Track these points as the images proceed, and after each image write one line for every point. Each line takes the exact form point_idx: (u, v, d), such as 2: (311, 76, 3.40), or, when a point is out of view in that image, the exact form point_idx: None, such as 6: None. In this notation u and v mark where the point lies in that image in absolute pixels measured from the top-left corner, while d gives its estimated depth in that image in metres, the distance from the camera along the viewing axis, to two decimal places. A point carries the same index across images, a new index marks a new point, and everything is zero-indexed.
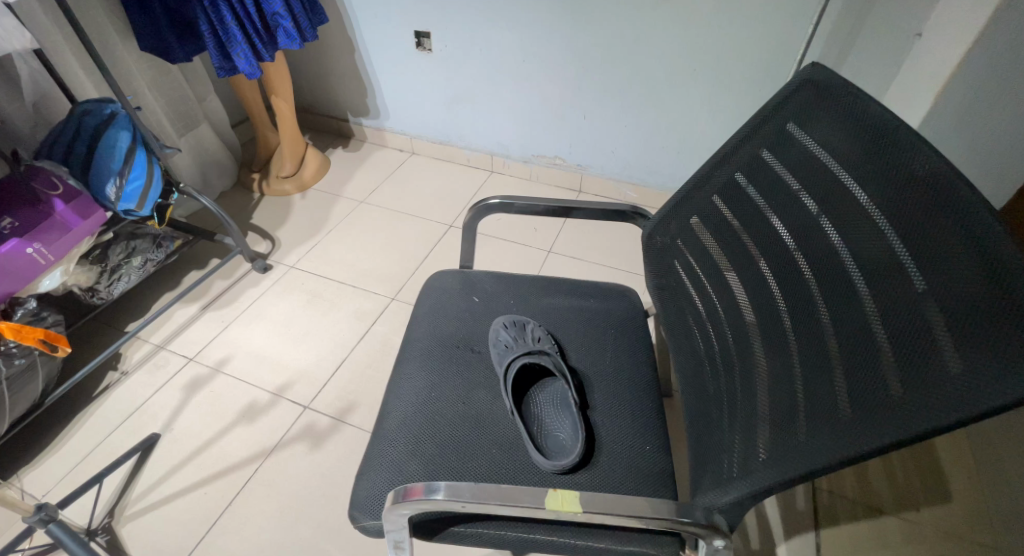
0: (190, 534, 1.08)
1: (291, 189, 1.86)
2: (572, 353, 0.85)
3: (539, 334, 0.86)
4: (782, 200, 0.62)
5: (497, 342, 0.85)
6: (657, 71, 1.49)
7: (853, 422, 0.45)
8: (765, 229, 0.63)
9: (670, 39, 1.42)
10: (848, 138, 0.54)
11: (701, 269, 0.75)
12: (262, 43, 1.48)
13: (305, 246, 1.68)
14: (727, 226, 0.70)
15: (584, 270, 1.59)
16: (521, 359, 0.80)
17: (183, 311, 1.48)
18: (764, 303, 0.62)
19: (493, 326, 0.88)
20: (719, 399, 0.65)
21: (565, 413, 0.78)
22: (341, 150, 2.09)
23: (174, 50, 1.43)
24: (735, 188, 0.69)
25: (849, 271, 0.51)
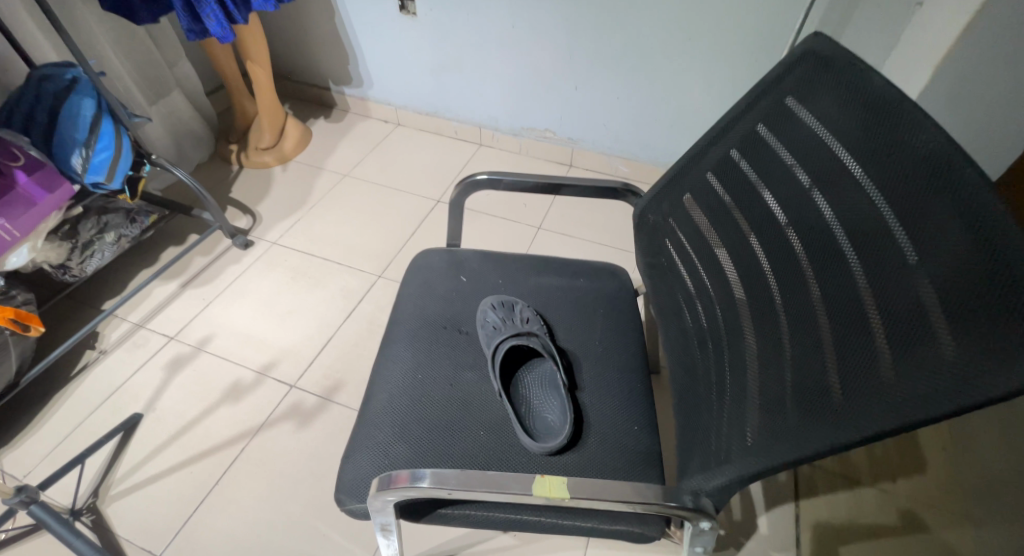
0: (176, 513, 1.08)
1: (272, 161, 1.80)
2: (561, 333, 0.84)
3: (528, 315, 0.84)
4: (777, 177, 0.60)
5: (485, 323, 0.84)
6: (649, 39, 1.45)
7: (846, 408, 0.44)
8: (757, 209, 0.62)
9: (664, 7, 1.37)
10: (848, 112, 0.52)
11: (693, 248, 0.73)
12: (235, 6, 1.39)
13: (288, 221, 1.64)
14: (719, 203, 0.69)
15: (573, 247, 1.58)
16: (510, 341, 0.78)
17: (162, 288, 1.44)
18: (754, 284, 0.61)
19: (481, 307, 0.86)
20: (709, 381, 0.64)
21: (554, 395, 0.77)
22: (323, 121, 2.02)
23: (139, 11, 1.34)
24: (730, 166, 0.67)
25: (843, 251, 0.49)
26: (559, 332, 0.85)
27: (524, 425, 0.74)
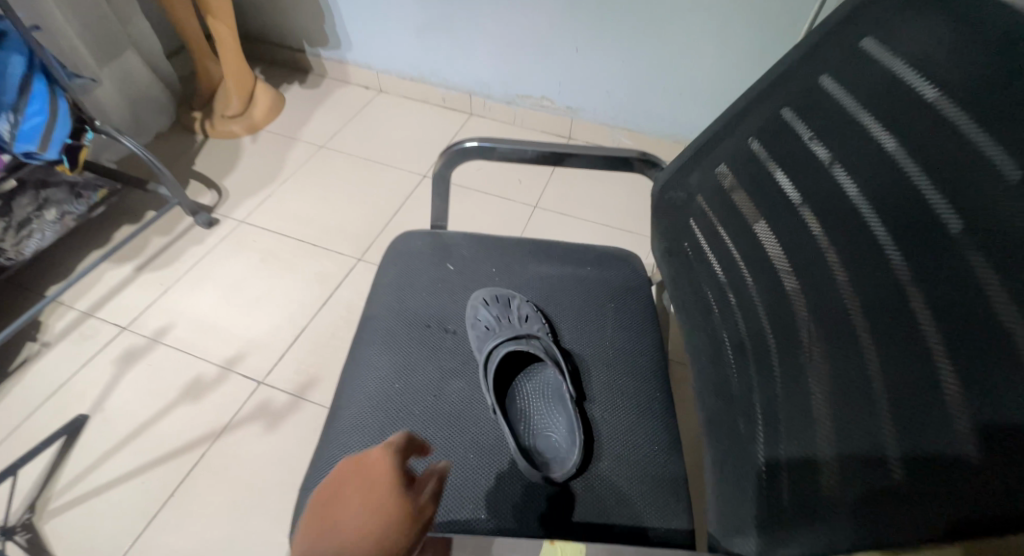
0: (125, 530, 0.95)
1: (239, 130, 1.64)
2: (567, 333, 0.71)
3: (526, 312, 0.71)
4: (844, 137, 0.42)
5: (476, 323, 0.71)
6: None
7: (981, 507, 0.28)
8: (819, 180, 0.44)
9: None
10: (963, 35, 0.32)
11: (730, 232, 0.57)
12: None
13: (258, 197, 1.48)
14: (763, 175, 0.51)
15: (573, 227, 1.44)
16: (505, 346, 0.65)
17: (114, 272, 1.29)
18: (813, 284, 0.43)
19: (471, 302, 0.73)
20: (757, 415, 0.48)
21: (559, 409, 0.65)
22: (298, 86, 1.84)
23: None
24: (783, 127, 0.49)
25: (959, 250, 0.31)
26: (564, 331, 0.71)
27: (524, 448, 0.61)
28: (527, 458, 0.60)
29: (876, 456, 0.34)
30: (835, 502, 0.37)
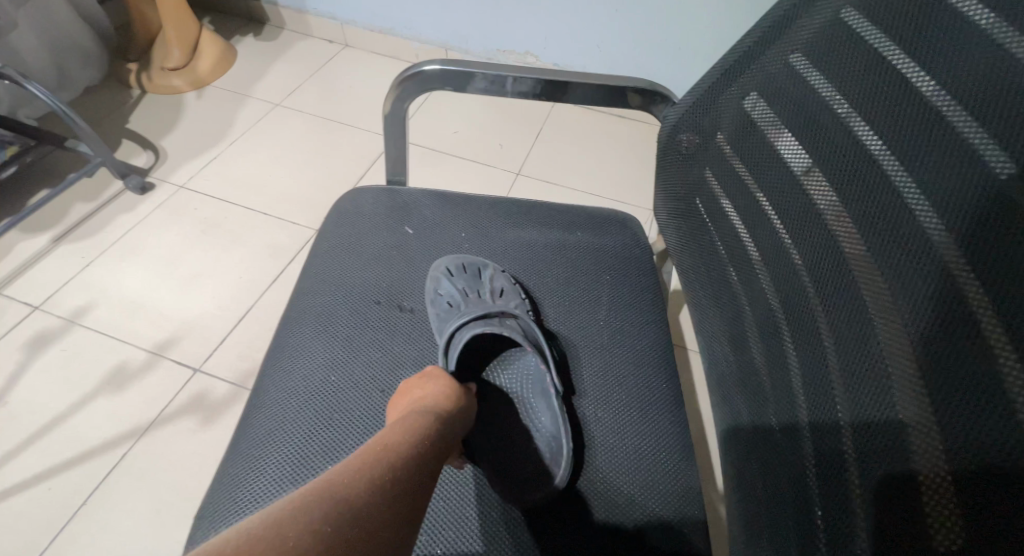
0: (25, 546, 0.80)
1: (182, 84, 1.46)
2: (552, 310, 0.57)
3: (502, 283, 0.57)
4: (947, 45, 0.30)
5: (437, 299, 0.57)
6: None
7: None
8: (895, 97, 0.33)
9: None
10: None
11: (759, 181, 0.45)
12: None
13: (202, 159, 1.31)
14: (808, 103, 0.39)
15: (556, 194, 1.30)
16: (467, 330, 0.52)
17: (28, 244, 1.11)
18: (887, 233, 0.33)
19: (432, 273, 0.59)
20: (810, 398, 0.38)
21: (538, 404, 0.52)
22: (252, 38, 1.65)
23: None
24: (840, 35, 0.37)
25: None
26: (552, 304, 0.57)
27: (493, 462, 0.48)
28: (497, 474, 0.47)
29: (989, 457, 0.25)
30: (929, 518, 0.27)
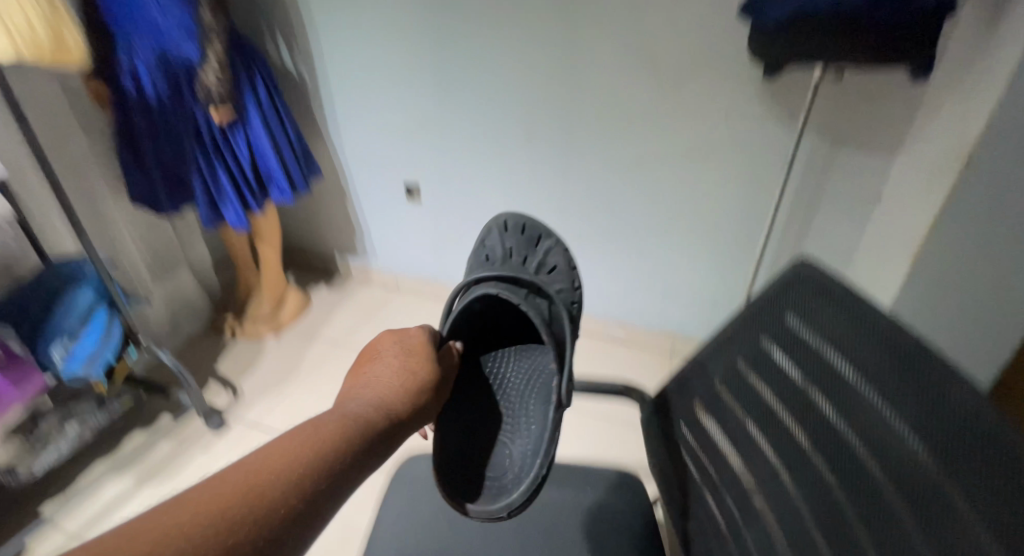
0: None
1: (267, 331, 1.80)
2: (581, 301, 0.69)
3: (548, 255, 0.71)
4: (811, 427, 0.40)
5: (484, 257, 0.75)
6: (625, 206, 1.41)
7: None
8: (846, 401, 0.37)
9: (645, 197, 1.38)
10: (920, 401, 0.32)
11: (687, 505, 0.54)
12: (252, 194, 1.39)
13: (269, 401, 1.56)
14: (713, 445, 0.51)
15: (557, 452, 1.38)
16: (483, 286, 0.63)
17: (114, 486, 1.33)
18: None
19: (493, 226, 0.77)
20: None
21: (519, 410, 0.64)
22: (325, 288, 2.04)
23: (162, 203, 1.31)
24: (791, 338, 0.43)
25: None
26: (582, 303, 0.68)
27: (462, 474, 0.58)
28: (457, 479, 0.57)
29: None
30: None
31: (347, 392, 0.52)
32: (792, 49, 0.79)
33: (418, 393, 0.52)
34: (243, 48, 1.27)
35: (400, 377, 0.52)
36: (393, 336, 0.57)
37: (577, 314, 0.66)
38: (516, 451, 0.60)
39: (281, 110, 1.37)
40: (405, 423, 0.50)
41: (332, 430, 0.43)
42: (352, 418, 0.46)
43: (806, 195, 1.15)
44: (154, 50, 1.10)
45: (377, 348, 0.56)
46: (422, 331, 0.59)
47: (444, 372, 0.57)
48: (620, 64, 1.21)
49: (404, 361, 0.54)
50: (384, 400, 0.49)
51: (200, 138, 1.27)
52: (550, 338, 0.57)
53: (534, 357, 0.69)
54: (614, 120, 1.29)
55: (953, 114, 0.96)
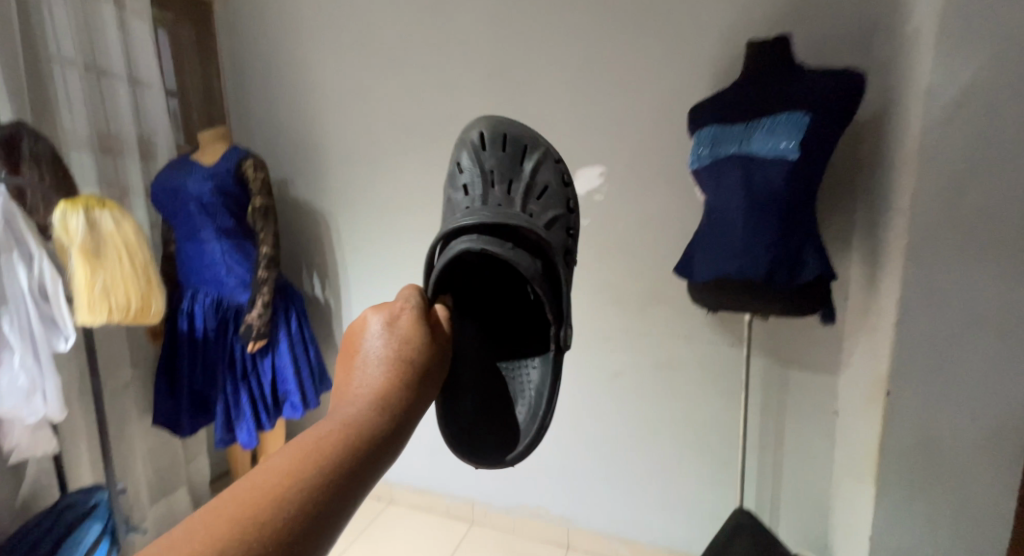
0: None
1: None
2: (567, 187, 0.77)
3: (538, 171, 0.76)
4: None
5: (462, 186, 0.76)
6: (614, 442, 1.29)
7: None
8: None
9: (626, 405, 1.25)
10: None
11: None
12: (267, 415, 1.37)
13: None
14: None
15: None
16: (463, 242, 0.62)
17: None
18: None
19: (467, 138, 0.79)
20: None
21: (515, 358, 0.72)
22: None
23: (183, 426, 1.37)
24: None
25: None
26: (576, 220, 0.76)
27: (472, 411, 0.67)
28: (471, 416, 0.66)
29: None
30: None
31: (344, 384, 0.50)
32: (721, 301, 0.92)
33: (419, 373, 0.52)
34: (286, 289, 1.38)
35: (394, 360, 0.51)
36: (376, 319, 0.54)
37: (571, 246, 0.73)
38: (518, 409, 0.68)
39: (308, 339, 1.41)
40: (415, 400, 0.50)
41: (345, 433, 0.43)
42: (366, 412, 0.45)
43: (768, 410, 1.15)
44: (211, 296, 1.30)
45: (362, 333, 0.53)
46: (409, 309, 0.56)
47: (437, 343, 0.56)
48: (592, 293, 1.22)
49: (393, 344, 0.52)
50: (389, 387, 0.48)
51: (232, 368, 1.33)
52: (544, 291, 0.62)
53: (515, 318, 0.75)
54: (589, 350, 1.26)
55: (867, 350, 0.93)
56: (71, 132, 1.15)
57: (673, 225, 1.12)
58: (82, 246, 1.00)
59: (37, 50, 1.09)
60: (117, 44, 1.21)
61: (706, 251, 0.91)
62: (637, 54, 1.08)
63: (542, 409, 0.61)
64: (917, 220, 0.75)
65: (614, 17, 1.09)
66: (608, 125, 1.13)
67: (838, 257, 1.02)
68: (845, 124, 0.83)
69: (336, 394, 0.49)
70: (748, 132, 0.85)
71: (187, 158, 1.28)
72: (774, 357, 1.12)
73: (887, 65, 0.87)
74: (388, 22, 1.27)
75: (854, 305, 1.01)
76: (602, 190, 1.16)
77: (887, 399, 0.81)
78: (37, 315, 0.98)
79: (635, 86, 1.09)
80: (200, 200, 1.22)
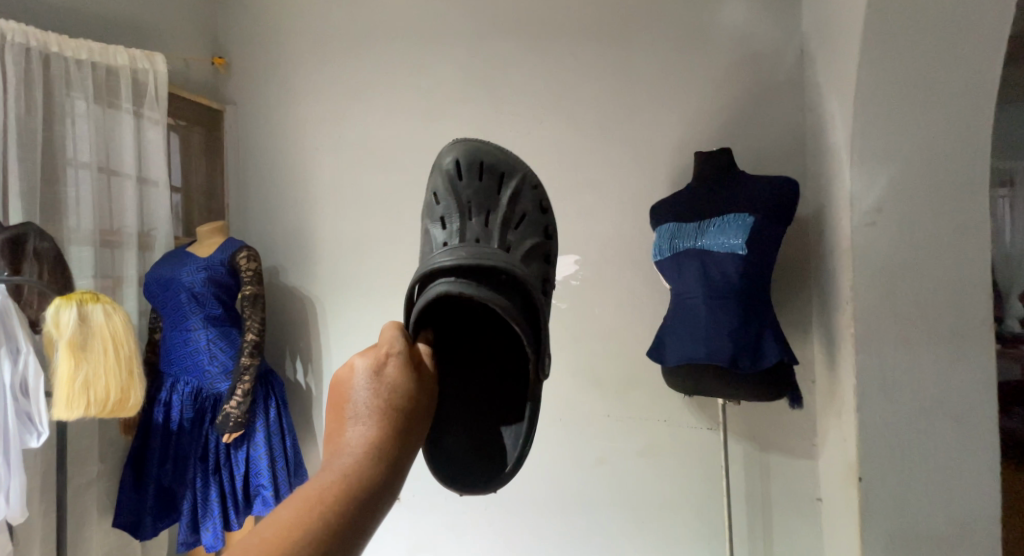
0: None
1: None
2: (544, 212, 0.80)
3: (516, 200, 0.78)
4: None
5: (439, 218, 0.76)
6: (604, 535, 1.23)
7: None
8: None
9: (608, 496, 1.22)
10: None
11: None
12: (236, 512, 1.30)
13: None
14: None
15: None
16: (441, 284, 0.62)
17: None
18: None
19: (439, 169, 0.80)
20: None
21: (491, 385, 0.73)
22: None
23: (145, 527, 1.29)
24: None
25: None
26: (553, 247, 0.79)
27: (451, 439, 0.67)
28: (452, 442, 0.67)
29: None
30: None
31: (338, 431, 0.55)
32: (696, 388, 0.95)
33: (408, 419, 0.57)
34: (267, 376, 1.37)
35: (383, 409, 0.55)
36: (363, 366, 0.57)
37: (548, 273, 0.76)
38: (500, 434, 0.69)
39: (285, 427, 1.38)
40: (405, 446, 0.55)
41: (343, 485, 0.49)
42: (362, 465, 0.51)
43: (753, 499, 1.14)
44: (191, 386, 1.29)
45: (350, 379, 0.56)
46: (394, 353, 0.59)
47: (423, 383, 0.60)
48: (573, 379, 1.24)
49: (381, 393, 0.56)
50: (381, 438, 0.53)
51: (205, 460, 1.29)
52: (524, 328, 0.62)
53: (494, 348, 0.75)
54: (573, 434, 1.25)
55: (835, 431, 0.99)
56: (75, 230, 1.22)
57: (645, 311, 1.19)
58: (71, 340, 1.00)
59: (55, 156, 1.20)
60: (131, 148, 1.32)
61: (677, 336, 0.96)
62: (604, 160, 1.21)
63: (526, 433, 0.63)
64: (860, 307, 0.87)
65: (582, 129, 1.22)
66: (581, 221, 1.23)
67: (799, 342, 1.09)
68: (787, 222, 0.93)
69: (331, 441, 0.54)
70: (701, 230, 0.96)
71: (182, 251, 1.34)
72: (754, 439, 1.13)
73: (817, 179, 1.03)
74: (383, 129, 1.41)
75: (820, 388, 1.06)
76: (578, 277, 1.23)
77: (860, 483, 0.87)
78: (14, 411, 0.99)
79: (603, 187, 1.21)
80: (191, 290, 1.27)
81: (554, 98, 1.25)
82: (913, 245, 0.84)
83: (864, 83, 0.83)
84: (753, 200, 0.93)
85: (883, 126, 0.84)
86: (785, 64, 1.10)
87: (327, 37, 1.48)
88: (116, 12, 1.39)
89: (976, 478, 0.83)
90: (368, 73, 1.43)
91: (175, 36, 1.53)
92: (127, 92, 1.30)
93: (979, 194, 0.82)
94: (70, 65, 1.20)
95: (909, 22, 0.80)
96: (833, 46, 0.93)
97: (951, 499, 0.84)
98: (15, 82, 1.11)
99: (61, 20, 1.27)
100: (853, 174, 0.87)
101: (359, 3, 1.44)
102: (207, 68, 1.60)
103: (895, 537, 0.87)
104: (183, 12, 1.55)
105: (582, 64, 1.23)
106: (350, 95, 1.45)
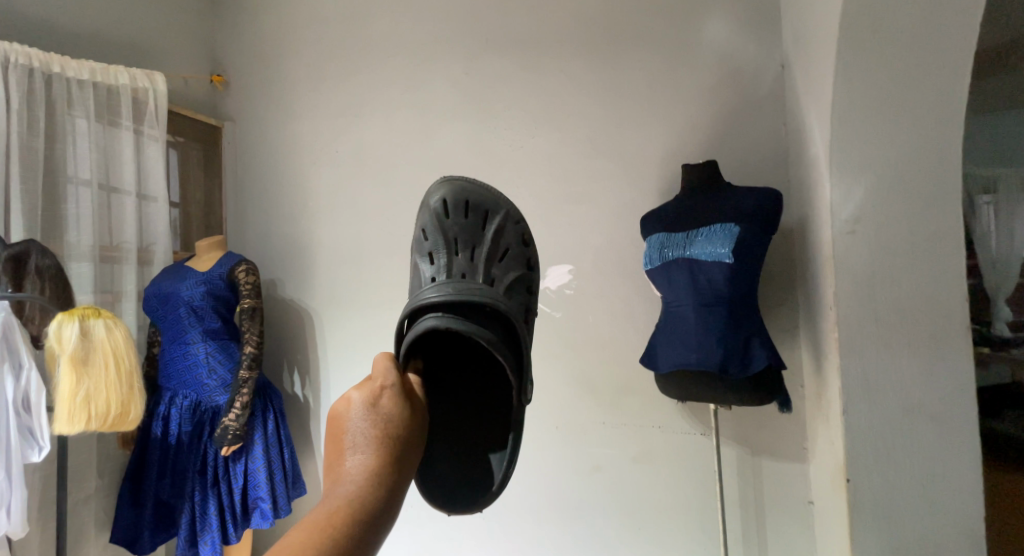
0: None
1: None
2: (529, 244, 0.84)
3: (501, 235, 0.80)
4: None
5: (427, 253, 0.79)
6: (600, 539, 1.25)
7: None
8: None
9: (605, 498, 1.24)
10: None
11: None
12: (233, 524, 1.30)
13: None
14: None
15: None
16: (430, 320, 0.65)
17: None
18: None
19: (425, 206, 0.82)
20: None
21: (482, 409, 0.75)
22: None
23: (142, 540, 1.29)
24: None
25: None
26: (534, 277, 0.82)
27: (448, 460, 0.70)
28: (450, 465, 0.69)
29: None
30: None
31: (338, 460, 0.57)
32: (685, 392, 0.97)
33: (404, 445, 0.59)
34: (265, 389, 1.38)
35: (380, 438, 0.58)
36: (359, 399, 0.59)
37: (529, 303, 0.79)
38: (490, 454, 0.71)
39: (283, 439, 1.39)
40: (402, 469, 0.58)
41: (347, 511, 0.53)
42: (363, 492, 0.55)
43: (748, 502, 1.15)
44: (189, 400, 1.29)
45: (347, 412, 0.59)
46: (388, 385, 0.61)
47: (417, 411, 0.62)
48: (568, 385, 1.26)
49: (377, 424, 0.58)
50: (379, 465, 0.56)
51: (203, 473, 1.29)
52: (507, 358, 0.65)
53: (481, 372, 0.77)
54: (569, 442, 1.26)
55: (824, 435, 1.01)
56: (75, 246, 1.23)
57: (638, 318, 1.21)
58: (72, 354, 1.02)
59: (57, 174, 1.23)
60: (131, 165, 1.34)
61: (669, 341, 0.99)
62: (595, 172, 1.24)
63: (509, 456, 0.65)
64: (842, 315, 0.90)
65: (574, 143, 1.26)
66: (573, 231, 1.26)
67: (786, 348, 1.11)
68: (771, 231, 0.96)
69: (332, 469, 0.57)
70: (689, 240, 0.99)
71: (181, 267, 1.35)
72: (747, 443, 1.15)
73: (801, 189, 1.06)
74: (379, 146, 1.44)
75: (810, 392, 1.09)
76: (571, 286, 1.25)
77: (848, 484, 0.89)
78: (15, 426, 1.00)
79: (594, 198, 1.24)
80: (190, 305, 1.29)
81: (546, 115, 1.28)
82: (890, 255, 0.88)
83: (839, 100, 0.87)
84: (737, 209, 0.96)
85: (859, 142, 0.89)
86: (768, 78, 1.14)
87: (323, 56, 1.51)
88: (117, 34, 1.42)
89: (958, 475, 0.86)
90: (364, 90, 1.46)
91: (175, 56, 1.56)
92: (127, 109, 1.33)
93: (949, 207, 0.87)
94: (72, 85, 1.23)
95: (878, 44, 0.85)
96: (811, 64, 0.97)
97: (936, 496, 0.87)
98: (19, 102, 1.13)
99: (62, 42, 1.29)
100: (832, 184, 0.90)
101: (354, 25, 1.48)
102: (206, 86, 1.63)
103: (884, 533, 0.89)
104: (181, 32, 1.58)
105: (572, 81, 1.27)
106: (345, 113, 1.47)
